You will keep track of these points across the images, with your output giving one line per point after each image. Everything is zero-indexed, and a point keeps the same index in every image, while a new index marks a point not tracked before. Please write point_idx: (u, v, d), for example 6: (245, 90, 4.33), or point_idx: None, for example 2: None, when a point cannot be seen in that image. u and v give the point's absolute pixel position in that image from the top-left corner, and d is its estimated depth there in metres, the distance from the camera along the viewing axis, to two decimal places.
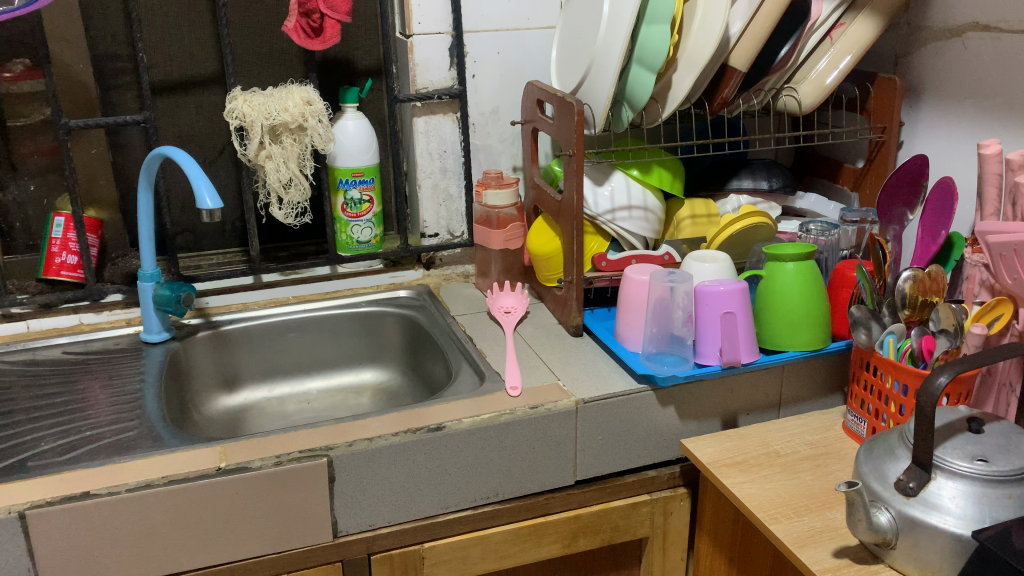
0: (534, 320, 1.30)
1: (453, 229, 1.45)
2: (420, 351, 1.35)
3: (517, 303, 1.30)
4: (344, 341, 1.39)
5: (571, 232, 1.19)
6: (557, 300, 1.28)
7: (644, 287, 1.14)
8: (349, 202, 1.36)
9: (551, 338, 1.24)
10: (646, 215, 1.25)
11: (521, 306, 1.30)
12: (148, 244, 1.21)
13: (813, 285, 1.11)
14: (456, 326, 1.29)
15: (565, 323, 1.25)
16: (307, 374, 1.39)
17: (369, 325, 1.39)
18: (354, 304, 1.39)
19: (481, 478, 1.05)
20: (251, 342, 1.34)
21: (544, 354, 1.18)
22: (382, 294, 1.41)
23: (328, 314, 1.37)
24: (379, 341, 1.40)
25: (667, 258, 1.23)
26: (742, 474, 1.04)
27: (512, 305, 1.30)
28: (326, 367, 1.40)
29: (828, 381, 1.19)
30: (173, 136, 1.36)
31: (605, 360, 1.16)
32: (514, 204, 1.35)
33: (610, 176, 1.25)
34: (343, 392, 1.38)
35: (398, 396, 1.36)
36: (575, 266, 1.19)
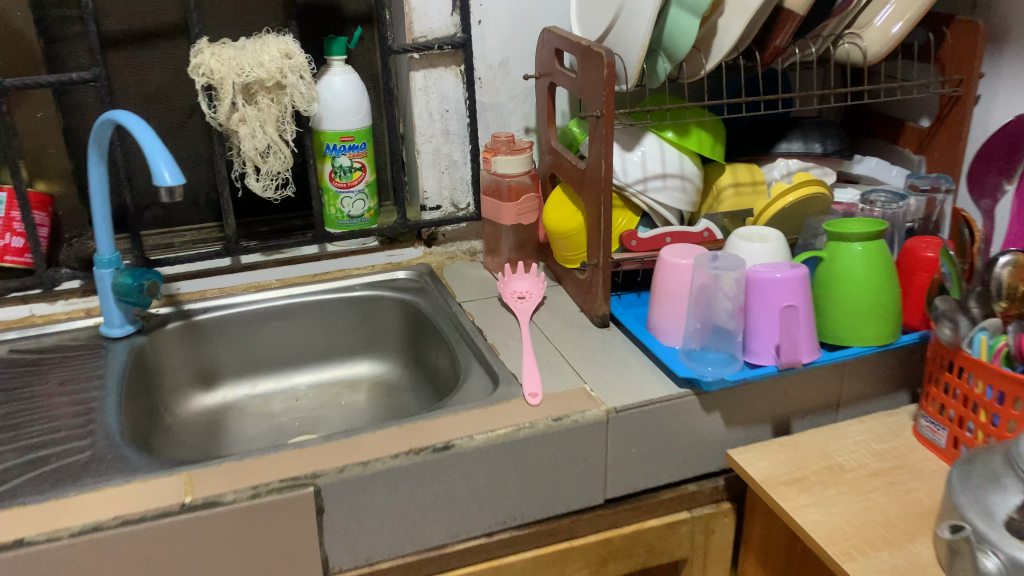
0: (551, 306, 1.13)
1: (457, 200, 1.28)
2: (423, 341, 1.18)
3: (532, 287, 1.15)
4: (335, 330, 1.23)
5: (597, 207, 1.02)
6: (579, 284, 1.12)
7: (685, 273, 0.98)
8: (338, 170, 1.19)
9: (573, 329, 1.07)
10: (683, 185, 1.08)
11: (540, 291, 1.14)
12: (104, 226, 1.04)
13: (882, 269, 0.95)
14: (462, 314, 1.12)
15: (589, 312, 1.08)
16: (294, 368, 1.23)
17: (365, 312, 1.22)
18: (347, 288, 1.22)
19: (497, 502, 0.89)
20: (230, 333, 1.18)
21: (566, 349, 1.02)
22: (377, 276, 1.25)
23: (316, 301, 1.21)
24: (375, 329, 1.23)
25: (706, 234, 1.08)
26: (804, 495, 0.89)
27: (527, 288, 1.15)
28: (316, 359, 1.23)
29: (895, 377, 1.03)
30: (134, 97, 1.17)
31: (638, 357, 1.00)
32: (528, 172, 1.18)
33: (641, 140, 1.08)
34: (336, 388, 1.22)
35: (398, 393, 1.20)
36: (602, 246, 1.02)
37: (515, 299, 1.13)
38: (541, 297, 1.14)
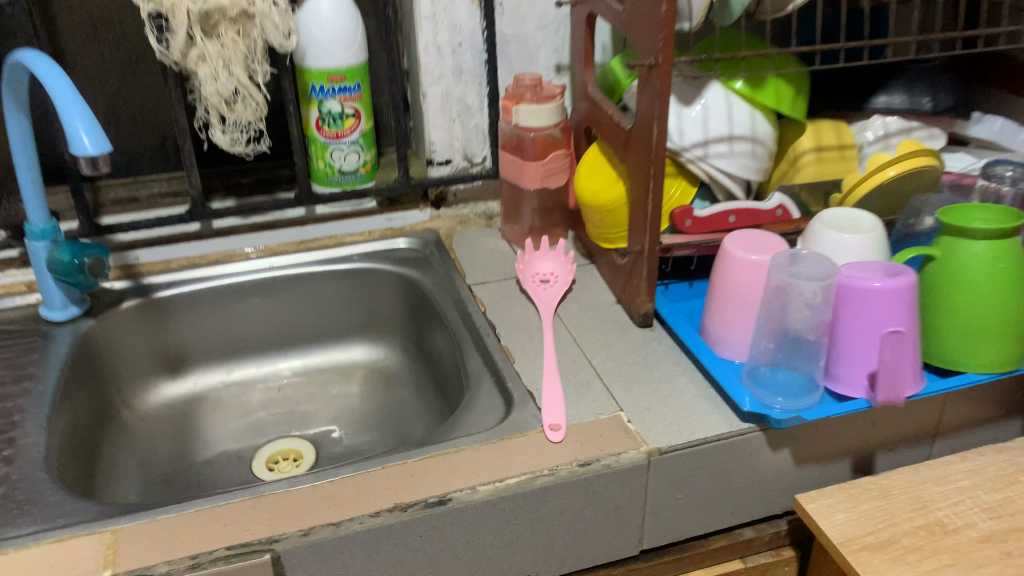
0: (580, 295, 0.93)
1: (471, 153, 1.06)
2: (427, 326, 0.99)
3: (557, 270, 0.95)
4: (324, 309, 1.04)
5: (644, 180, 0.80)
6: (617, 271, 0.91)
7: (757, 273, 0.78)
8: (326, 117, 0.98)
9: (608, 330, 0.87)
10: (753, 149, 0.87)
11: (567, 276, 0.94)
12: (32, 189, 0.84)
13: (1013, 278, 0.73)
14: (473, 301, 0.93)
15: (629, 307, 0.88)
16: (276, 353, 1.04)
17: (359, 288, 1.03)
18: (337, 259, 1.03)
19: (505, 561, 0.71)
20: (199, 313, 1.00)
21: (598, 362, 0.82)
22: (376, 245, 1.05)
23: (300, 275, 1.02)
24: (372, 307, 1.05)
25: (779, 212, 0.87)
26: (896, 567, 0.69)
27: (551, 270, 0.95)
28: (302, 342, 1.05)
29: (1008, 402, 0.83)
30: (79, 20, 0.96)
31: (688, 376, 0.80)
32: (558, 124, 0.96)
33: (703, 91, 0.86)
34: (326, 375, 1.04)
35: (396, 385, 1.02)
36: (647, 230, 0.81)
37: (535, 282, 0.93)
38: (569, 284, 0.93)
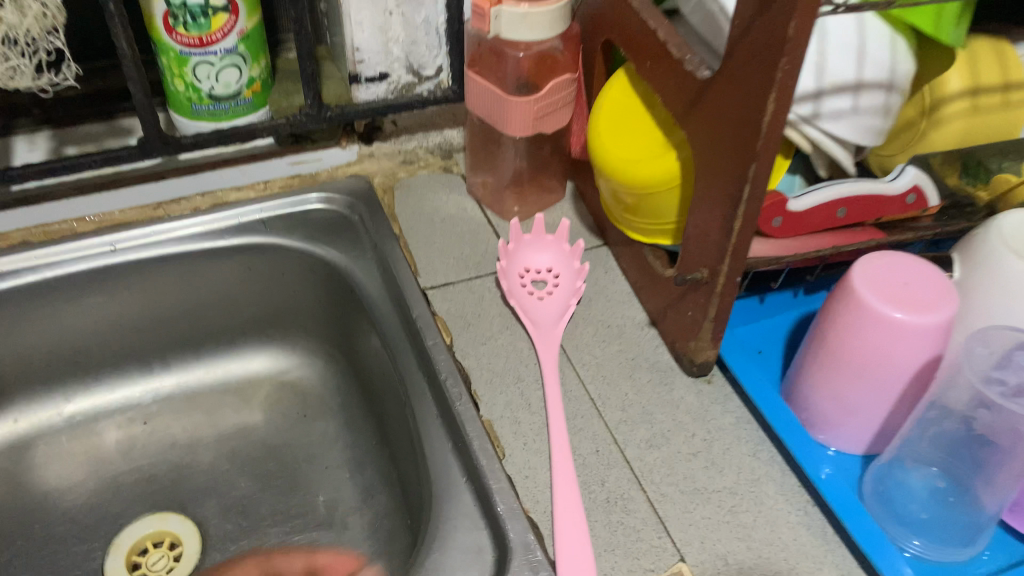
0: (595, 311, 0.61)
1: (418, 63, 0.69)
2: (359, 337, 0.68)
3: (558, 268, 0.63)
4: (202, 304, 0.71)
5: (728, 178, 0.47)
6: (654, 281, 0.60)
7: (916, 349, 0.47)
8: (179, 15, 0.58)
9: (642, 381, 0.57)
10: (887, 103, 0.53)
11: (574, 279, 0.62)
12: None
13: None
14: (432, 325, 0.60)
15: (673, 344, 0.58)
16: (140, 366, 0.72)
17: (251, 273, 0.70)
18: (214, 233, 0.68)
19: None
20: (1, 328, 0.64)
21: (634, 452, 0.53)
22: (280, 206, 0.70)
23: (159, 260, 0.67)
24: (277, 299, 0.72)
25: (909, 198, 0.56)
26: None
27: (549, 267, 0.63)
28: (176, 349, 0.72)
29: None
30: None
31: (773, 481, 0.52)
32: (558, 36, 0.60)
33: (821, 23, 0.51)
34: (215, 397, 0.73)
35: (316, 411, 0.72)
36: (723, 259, 0.49)
37: (526, 292, 0.61)
38: (579, 293, 0.61)
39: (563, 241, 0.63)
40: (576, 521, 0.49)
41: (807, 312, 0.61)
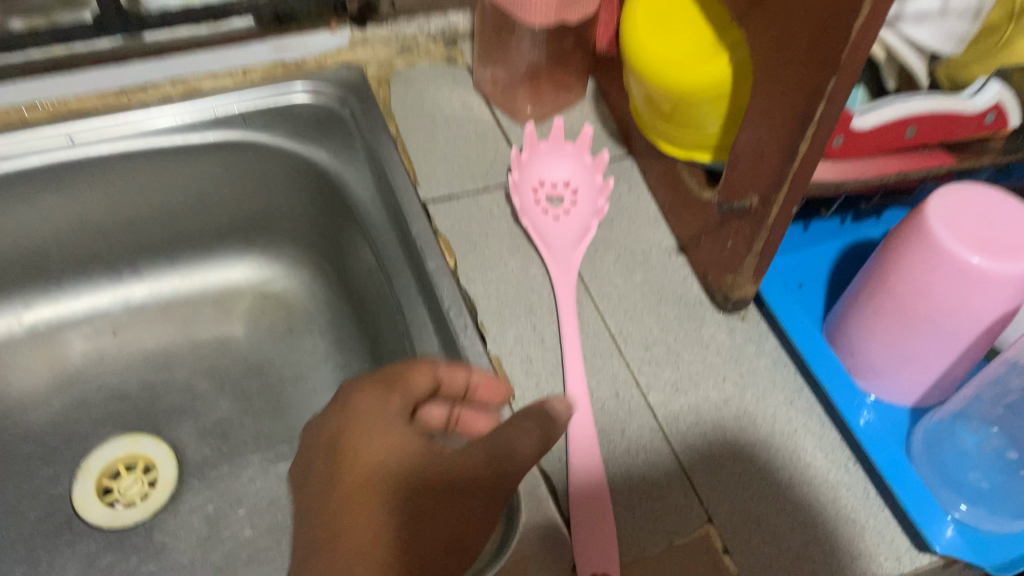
0: (615, 235, 0.55)
1: None
2: (350, 250, 0.61)
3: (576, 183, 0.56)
4: (175, 206, 0.63)
5: (798, 92, 0.39)
6: (687, 203, 0.53)
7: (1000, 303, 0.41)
8: None
9: (669, 316, 0.51)
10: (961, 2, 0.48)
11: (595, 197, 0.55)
12: None
13: None
14: (435, 245, 0.53)
15: (704, 275, 0.52)
16: (106, 273, 0.64)
17: (229, 172, 0.62)
18: (187, 127, 0.60)
19: None
20: None
21: (657, 397, 0.48)
22: (261, 99, 0.61)
23: (125, 157, 0.59)
24: (258, 202, 0.64)
25: (989, 118, 0.48)
26: None
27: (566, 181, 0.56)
28: (147, 254, 0.65)
29: None
30: None
31: (812, 434, 0.47)
32: None
33: None
34: (192, 308, 0.66)
35: (302, 326, 0.66)
36: (782, 186, 0.42)
37: (540, 210, 0.54)
38: (600, 213, 0.55)
39: (583, 151, 0.55)
40: (595, 475, 0.44)
41: (854, 241, 0.54)
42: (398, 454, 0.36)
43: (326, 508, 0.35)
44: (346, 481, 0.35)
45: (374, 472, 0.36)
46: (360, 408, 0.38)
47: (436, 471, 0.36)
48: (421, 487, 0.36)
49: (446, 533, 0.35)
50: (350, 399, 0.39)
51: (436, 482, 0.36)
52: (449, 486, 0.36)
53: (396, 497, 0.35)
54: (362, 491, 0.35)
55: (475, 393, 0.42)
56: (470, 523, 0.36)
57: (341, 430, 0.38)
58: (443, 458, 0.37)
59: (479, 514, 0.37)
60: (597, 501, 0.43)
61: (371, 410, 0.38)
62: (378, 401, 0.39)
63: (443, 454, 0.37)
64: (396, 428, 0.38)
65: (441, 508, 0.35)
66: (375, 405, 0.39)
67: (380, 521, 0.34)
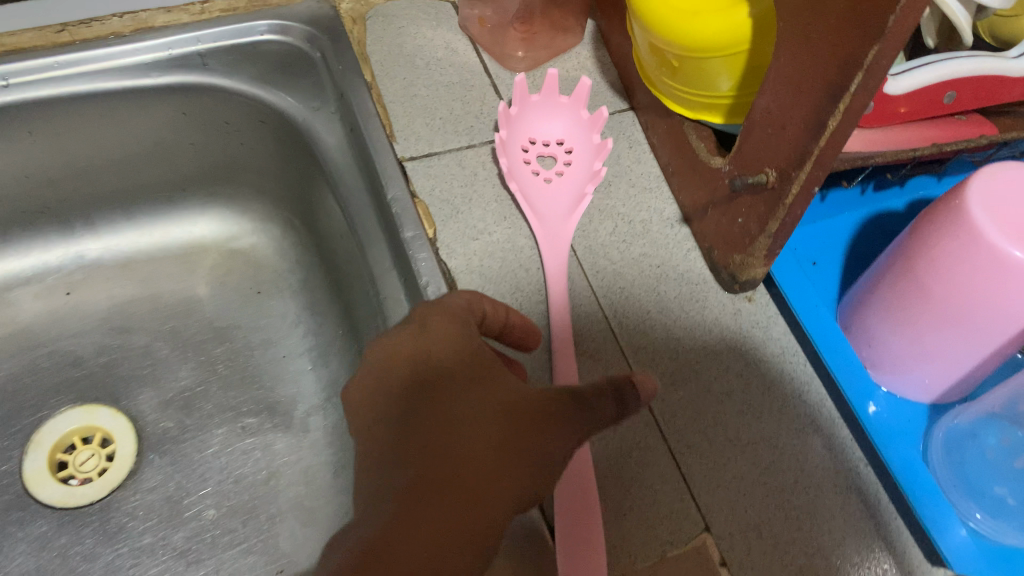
0: (610, 203, 0.50)
1: None
2: (321, 208, 0.55)
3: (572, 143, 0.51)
4: (128, 158, 0.57)
5: (832, 59, 0.33)
6: (693, 168, 0.47)
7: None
8: None
9: (669, 298, 0.47)
10: None
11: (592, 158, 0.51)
12: None
13: None
14: (413, 211, 0.48)
15: (709, 252, 0.47)
16: (56, 228, 0.59)
17: (188, 120, 0.56)
18: (138, 70, 0.53)
19: None
20: None
21: (653, 389, 0.44)
22: (220, 38, 0.54)
23: (67, 102, 0.51)
24: (221, 154, 0.58)
25: None
26: None
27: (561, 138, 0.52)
28: (100, 208, 0.59)
29: None
30: None
31: (821, 432, 0.43)
32: None
33: None
34: (154, 266, 0.62)
35: (272, 287, 0.61)
36: (804, 164, 0.37)
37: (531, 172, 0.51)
38: (596, 180, 0.50)
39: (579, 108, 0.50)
40: (584, 479, 0.39)
41: (873, 214, 0.50)
42: (475, 390, 0.35)
43: (408, 430, 0.34)
44: (426, 405, 0.34)
45: (456, 405, 0.34)
46: (433, 330, 0.36)
47: (516, 404, 0.34)
48: (501, 422, 0.34)
49: (525, 469, 0.33)
50: (423, 321, 0.37)
51: (516, 416, 0.34)
52: (535, 417, 0.34)
53: (475, 428, 0.33)
54: (444, 422, 0.34)
55: (513, 331, 0.41)
56: (546, 463, 0.33)
57: (416, 355, 0.36)
58: (524, 393, 0.35)
59: (567, 445, 0.34)
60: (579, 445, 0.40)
61: (444, 335, 0.36)
62: (450, 327, 0.37)
63: (518, 387, 0.35)
64: (479, 354, 0.36)
65: (521, 449, 0.33)
66: (452, 329, 0.36)
67: (463, 447, 0.33)
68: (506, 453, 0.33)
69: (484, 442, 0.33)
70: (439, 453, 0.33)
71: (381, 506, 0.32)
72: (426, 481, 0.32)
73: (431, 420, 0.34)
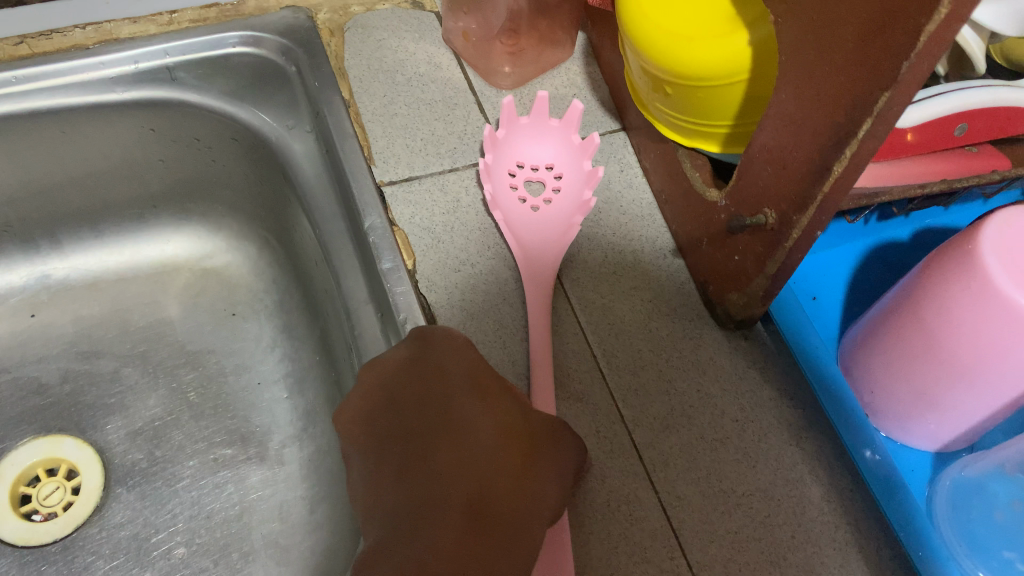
0: (600, 230, 0.48)
1: None
2: (296, 231, 0.53)
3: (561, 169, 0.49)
4: (94, 176, 0.54)
5: (838, 100, 0.31)
6: (687, 197, 0.45)
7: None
8: None
9: (661, 335, 0.45)
10: None
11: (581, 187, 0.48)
12: None
13: None
14: (391, 241, 0.45)
15: (704, 286, 0.45)
16: (21, 247, 0.56)
17: (156, 136, 0.53)
18: (102, 85, 0.50)
19: None
20: None
21: (644, 436, 0.41)
22: (188, 52, 0.51)
23: (25, 119, 0.48)
24: (192, 170, 0.55)
25: None
26: None
27: (550, 163, 0.49)
28: (66, 227, 0.56)
29: None
30: None
31: (819, 482, 0.41)
32: None
33: None
34: (123, 285, 0.59)
35: (246, 308, 0.58)
36: (806, 209, 0.34)
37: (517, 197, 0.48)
38: (585, 210, 0.47)
39: (571, 132, 0.48)
40: (557, 547, 0.37)
41: (875, 244, 0.47)
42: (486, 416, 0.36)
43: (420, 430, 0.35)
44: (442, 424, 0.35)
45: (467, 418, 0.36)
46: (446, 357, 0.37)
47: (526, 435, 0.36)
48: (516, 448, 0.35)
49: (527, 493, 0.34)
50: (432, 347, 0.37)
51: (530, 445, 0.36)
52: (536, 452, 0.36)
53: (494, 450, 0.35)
54: (466, 443, 0.34)
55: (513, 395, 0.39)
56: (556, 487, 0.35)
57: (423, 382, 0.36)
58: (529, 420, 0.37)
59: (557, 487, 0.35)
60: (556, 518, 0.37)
61: (458, 366, 0.37)
62: (461, 358, 0.38)
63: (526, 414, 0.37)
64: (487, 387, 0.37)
65: (537, 477, 0.35)
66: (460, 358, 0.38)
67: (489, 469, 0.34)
68: (525, 477, 0.35)
69: (508, 465, 0.34)
70: (474, 472, 0.33)
71: (424, 519, 0.32)
72: (468, 495, 0.32)
73: (451, 438, 0.34)
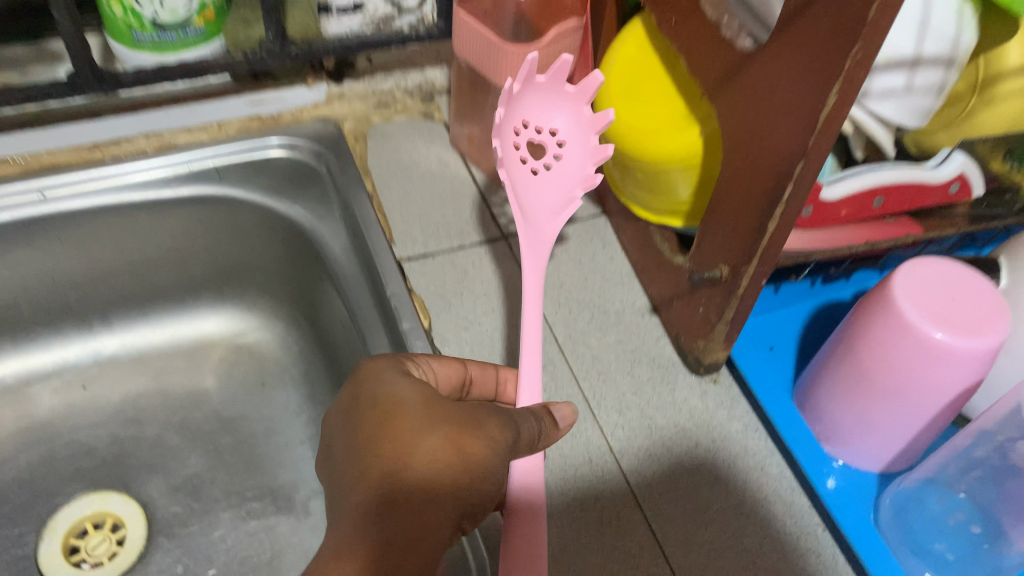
0: (587, 295, 0.56)
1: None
2: (323, 306, 0.61)
3: (572, 136, 0.49)
4: (146, 261, 0.62)
5: (767, 173, 0.40)
6: (659, 265, 0.54)
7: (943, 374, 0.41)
8: None
9: (643, 379, 0.52)
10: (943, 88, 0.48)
11: (588, 156, 0.49)
12: None
13: None
14: (411, 305, 0.53)
15: (677, 338, 0.53)
16: (77, 325, 0.63)
17: (203, 227, 0.61)
18: (163, 183, 0.59)
19: None
20: None
21: (631, 463, 0.48)
22: (234, 155, 0.61)
23: (98, 212, 0.57)
24: (230, 256, 0.64)
25: (953, 189, 0.50)
26: None
27: (558, 129, 0.49)
28: (117, 309, 0.64)
29: None
30: None
31: (781, 501, 0.48)
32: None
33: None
34: (164, 361, 0.66)
35: (275, 379, 0.65)
36: (751, 260, 0.43)
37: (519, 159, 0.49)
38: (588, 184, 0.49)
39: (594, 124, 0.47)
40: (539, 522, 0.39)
41: (822, 304, 0.56)
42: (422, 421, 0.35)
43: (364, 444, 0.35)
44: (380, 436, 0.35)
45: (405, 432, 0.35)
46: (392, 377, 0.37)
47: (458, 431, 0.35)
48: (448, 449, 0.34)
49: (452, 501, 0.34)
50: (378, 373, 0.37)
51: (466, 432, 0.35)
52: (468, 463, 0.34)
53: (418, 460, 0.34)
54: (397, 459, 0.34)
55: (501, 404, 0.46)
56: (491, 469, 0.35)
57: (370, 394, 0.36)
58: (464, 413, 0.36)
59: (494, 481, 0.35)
60: (529, 483, 0.40)
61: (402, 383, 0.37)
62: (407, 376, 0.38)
63: (464, 406, 0.36)
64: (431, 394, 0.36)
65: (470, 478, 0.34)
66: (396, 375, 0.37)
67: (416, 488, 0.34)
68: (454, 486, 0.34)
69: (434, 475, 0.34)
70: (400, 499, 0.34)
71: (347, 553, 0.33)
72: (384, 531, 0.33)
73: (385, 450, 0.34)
